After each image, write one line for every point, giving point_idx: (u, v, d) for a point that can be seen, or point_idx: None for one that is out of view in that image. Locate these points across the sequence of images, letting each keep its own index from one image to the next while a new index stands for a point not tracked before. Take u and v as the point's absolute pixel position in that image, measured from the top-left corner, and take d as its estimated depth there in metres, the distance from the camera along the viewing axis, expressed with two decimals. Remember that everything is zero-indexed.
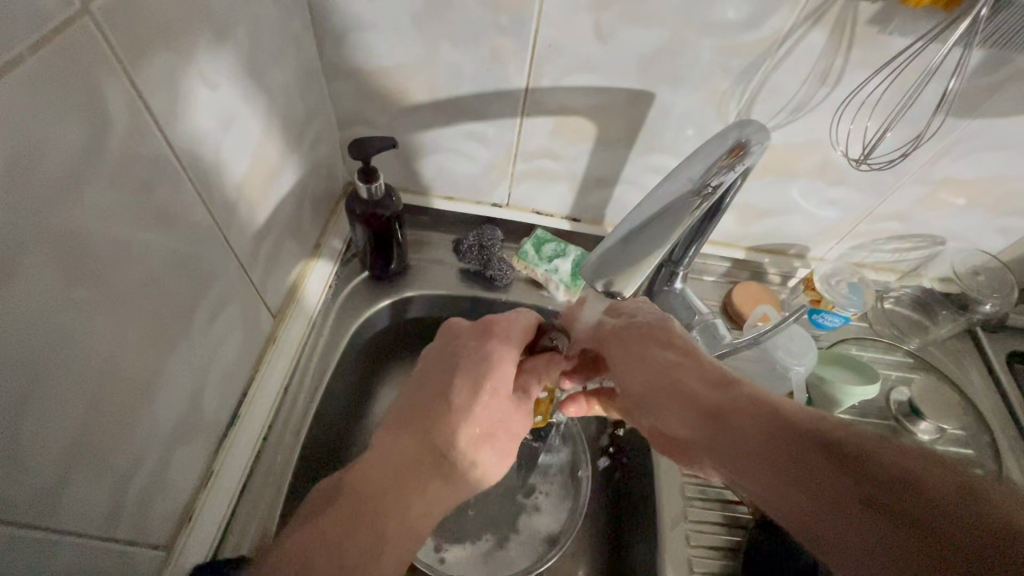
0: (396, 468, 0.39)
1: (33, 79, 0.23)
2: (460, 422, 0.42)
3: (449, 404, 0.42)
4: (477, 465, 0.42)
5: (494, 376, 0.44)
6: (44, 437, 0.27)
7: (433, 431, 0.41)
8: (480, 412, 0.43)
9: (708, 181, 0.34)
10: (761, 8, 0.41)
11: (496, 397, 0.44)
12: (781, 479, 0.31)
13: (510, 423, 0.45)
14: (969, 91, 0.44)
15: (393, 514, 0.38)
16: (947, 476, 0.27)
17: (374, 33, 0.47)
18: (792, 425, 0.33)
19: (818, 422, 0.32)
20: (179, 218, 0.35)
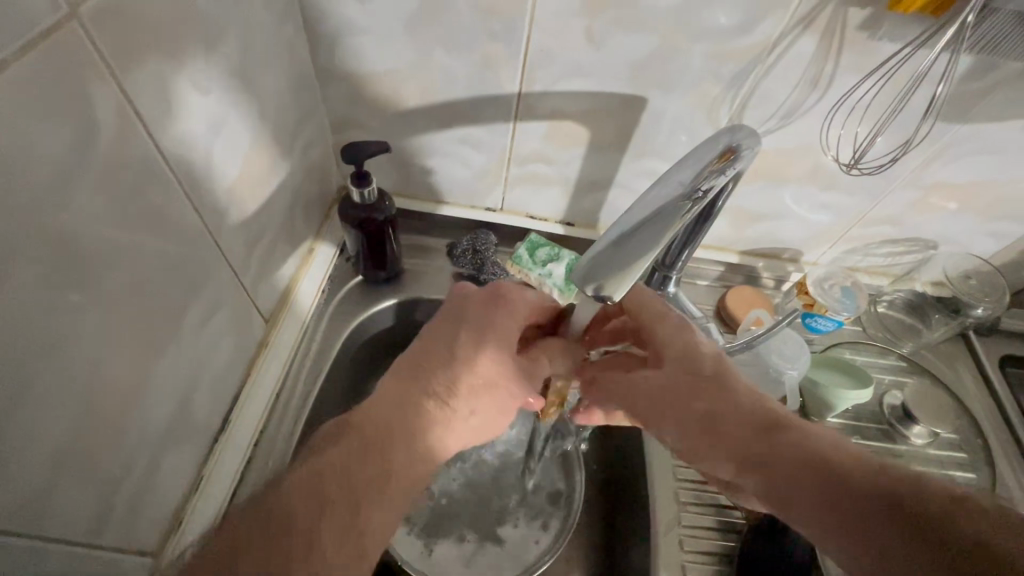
0: (396, 411, 0.39)
1: (20, 85, 0.23)
2: (460, 372, 0.41)
3: (450, 354, 0.42)
4: (477, 416, 0.42)
5: (497, 330, 0.43)
6: (30, 444, 0.27)
7: (434, 377, 0.41)
8: (482, 365, 0.42)
9: (699, 185, 0.34)
10: (752, 14, 0.42)
11: (497, 352, 0.43)
12: (814, 513, 0.32)
13: (513, 379, 0.44)
14: (957, 96, 0.45)
15: (394, 454, 0.38)
16: (959, 506, 0.29)
17: (366, 38, 0.47)
18: (812, 457, 0.34)
19: (833, 453, 0.34)
20: (169, 223, 0.35)
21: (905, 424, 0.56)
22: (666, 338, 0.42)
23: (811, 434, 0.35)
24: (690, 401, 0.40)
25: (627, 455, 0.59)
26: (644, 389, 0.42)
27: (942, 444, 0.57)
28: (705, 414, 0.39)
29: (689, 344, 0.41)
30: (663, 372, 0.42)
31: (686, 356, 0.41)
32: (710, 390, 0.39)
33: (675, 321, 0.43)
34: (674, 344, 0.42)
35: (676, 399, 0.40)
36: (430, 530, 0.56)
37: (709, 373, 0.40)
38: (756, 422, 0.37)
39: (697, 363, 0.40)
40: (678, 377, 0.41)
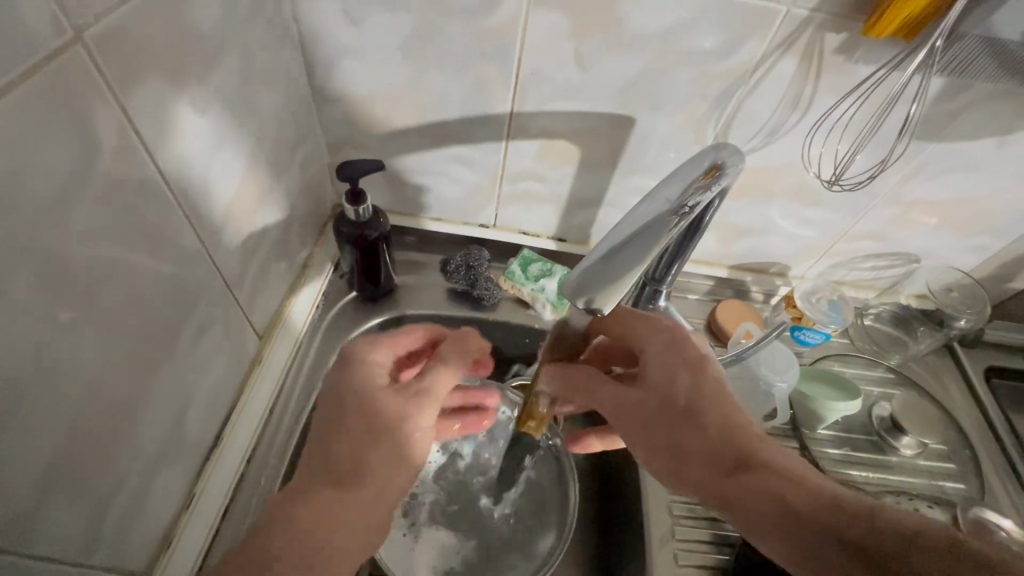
0: (295, 496, 0.35)
1: (24, 105, 0.24)
2: (344, 435, 0.38)
3: (335, 418, 0.38)
4: (369, 469, 0.37)
5: (354, 377, 0.40)
6: (23, 459, 0.27)
7: (332, 448, 0.37)
8: (348, 414, 0.38)
9: (686, 202, 0.35)
10: (734, 39, 0.43)
11: (357, 393, 0.39)
12: (779, 541, 0.34)
13: (388, 416, 0.39)
14: (931, 116, 0.46)
15: (293, 547, 0.34)
16: (926, 549, 0.31)
17: (362, 59, 0.48)
18: (785, 497, 0.34)
19: (806, 494, 0.34)
20: (166, 240, 0.36)
21: (894, 435, 0.57)
22: (651, 363, 0.41)
23: (781, 472, 0.35)
24: (665, 432, 0.39)
25: (620, 469, 0.59)
26: (619, 412, 0.41)
27: (931, 454, 0.57)
28: (681, 441, 0.39)
29: (673, 371, 0.40)
30: (642, 400, 0.41)
31: (668, 386, 0.40)
32: (687, 423, 0.39)
33: (661, 345, 0.41)
34: (657, 371, 0.41)
35: (654, 428, 0.40)
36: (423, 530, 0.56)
37: (689, 405, 0.39)
38: (727, 458, 0.37)
39: (678, 394, 0.39)
40: (658, 407, 0.40)
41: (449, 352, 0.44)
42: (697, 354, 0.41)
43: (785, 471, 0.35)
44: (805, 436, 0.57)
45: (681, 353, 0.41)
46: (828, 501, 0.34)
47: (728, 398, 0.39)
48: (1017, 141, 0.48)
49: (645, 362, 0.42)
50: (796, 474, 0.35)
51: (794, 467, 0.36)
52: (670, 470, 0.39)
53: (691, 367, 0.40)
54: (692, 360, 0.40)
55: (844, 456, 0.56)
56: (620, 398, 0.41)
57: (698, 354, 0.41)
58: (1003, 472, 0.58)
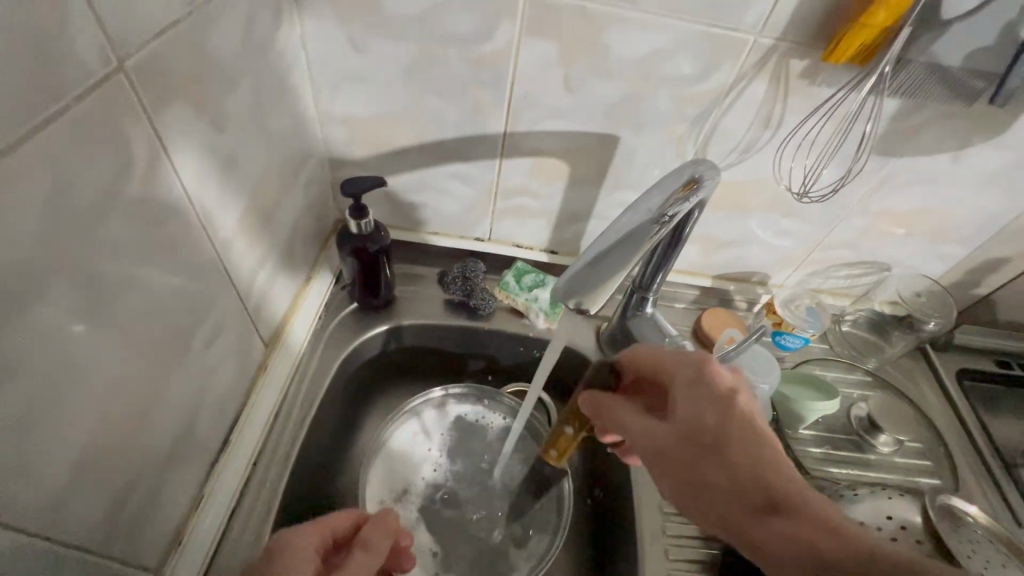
0: None
1: (73, 126, 0.27)
2: None
3: None
4: None
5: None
6: (56, 447, 0.29)
7: None
8: None
9: (666, 211, 0.39)
10: (708, 65, 0.47)
11: None
12: None
13: None
14: (890, 133, 0.51)
15: None
16: None
17: (365, 84, 0.52)
18: (817, 544, 0.32)
19: (840, 543, 0.32)
20: (185, 249, 0.38)
21: (872, 434, 0.60)
22: (678, 397, 0.40)
23: (810, 517, 0.33)
24: (688, 466, 0.38)
25: (612, 471, 0.61)
26: (642, 444, 0.41)
27: (908, 452, 0.60)
28: (707, 480, 0.37)
29: (701, 405, 0.39)
30: (667, 432, 0.40)
31: (694, 419, 0.39)
32: (710, 460, 0.37)
33: (689, 378, 0.41)
34: (684, 404, 0.40)
35: (676, 465, 0.38)
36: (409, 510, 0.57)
37: (715, 439, 0.38)
38: (755, 498, 0.35)
39: (705, 429, 0.38)
40: (682, 442, 0.39)
41: (374, 539, 0.42)
42: (726, 390, 0.40)
43: (816, 518, 0.33)
44: (788, 435, 0.59)
45: (710, 387, 0.40)
46: (865, 553, 0.31)
47: (757, 438, 0.38)
48: (970, 156, 0.53)
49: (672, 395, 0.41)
50: (831, 522, 0.33)
51: (826, 512, 0.34)
52: (693, 506, 0.38)
53: (719, 403, 0.39)
54: (722, 395, 0.39)
55: (825, 454, 0.59)
56: (645, 430, 0.41)
57: (727, 389, 0.40)
58: (975, 468, 0.61)
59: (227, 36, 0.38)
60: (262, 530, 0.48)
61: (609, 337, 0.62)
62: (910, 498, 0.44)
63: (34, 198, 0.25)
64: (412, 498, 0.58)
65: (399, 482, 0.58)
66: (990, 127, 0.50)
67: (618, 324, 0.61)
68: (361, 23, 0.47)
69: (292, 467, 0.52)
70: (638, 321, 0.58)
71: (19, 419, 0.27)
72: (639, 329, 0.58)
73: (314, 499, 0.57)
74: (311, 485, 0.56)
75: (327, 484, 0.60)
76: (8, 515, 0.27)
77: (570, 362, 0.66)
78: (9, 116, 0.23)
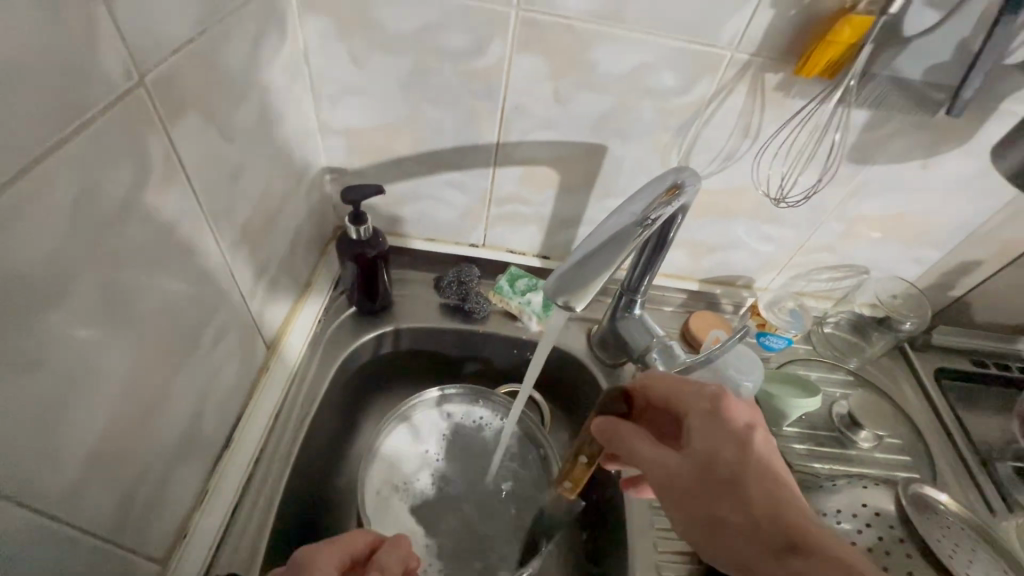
0: None
1: (98, 134, 0.29)
2: None
3: None
4: None
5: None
6: (76, 435, 0.31)
7: None
8: None
9: (649, 215, 0.41)
10: (689, 78, 0.50)
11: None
12: None
13: None
14: (861, 141, 0.54)
15: None
16: None
17: (365, 97, 0.55)
18: None
19: None
20: (195, 251, 0.40)
21: (853, 431, 0.62)
22: (694, 428, 0.40)
23: (830, 560, 0.32)
24: (703, 499, 0.38)
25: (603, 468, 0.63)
26: (657, 475, 0.40)
27: (888, 448, 0.62)
28: (722, 515, 0.37)
29: (718, 438, 0.39)
30: (683, 464, 0.39)
31: (711, 452, 0.39)
32: (725, 494, 0.37)
33: (706, 411, 0.41)
34: (700, 436, 0.40)
35: (692, 497, 0.38)
36: (405, 504, 0.59)
37: (731, 473, 0.37)
38: (774, 536, 0.35)
39: (721, 462, 0.38)
40: (697, 475, 0.38)
41: (388, 561, 0.42)
42: (742, 425, 0.40)
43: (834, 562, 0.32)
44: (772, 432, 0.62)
45: (726, 421, 0.40)
46: None
47: (774, 477, 0.37)
48: (938, 164, 0.56)
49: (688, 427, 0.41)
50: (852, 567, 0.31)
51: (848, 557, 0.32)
52: (705, 541, 0.38)
53: (735, 438, 0.39)
54: (739, 429, 0.39)
55: (809, 450, 0.61)
56: (659, 460, 0.40)
57: (743, 424, 0.40)
58: (953, 463, 0.63)
59: (236, 52, 0.41)
60: (263, 526, 0.49)
61: (600, 338, 0.65)
62: (883, 487, 0.46)
63: (62, 199, 0.27)
64: (412, 494, 0.59)
65: (398, 480, 0.60)
66: (955, 137, 0.53)
67: (607, 326, 0.63)
68: (361, 39, 0.50)
69: (293, 466, 0.54)
70: (627, 323, 0.61)
71: (44, 407, 0.29)
72: (627, 330, 0.61)
73: (312, 499, 0.58)
74: (310, 485, 0.58)
75: (325, 484, 0.61)
76: (30, 499, 0.29)
77: (562, 364, 0.68)
78: (44, 124, 0.26)
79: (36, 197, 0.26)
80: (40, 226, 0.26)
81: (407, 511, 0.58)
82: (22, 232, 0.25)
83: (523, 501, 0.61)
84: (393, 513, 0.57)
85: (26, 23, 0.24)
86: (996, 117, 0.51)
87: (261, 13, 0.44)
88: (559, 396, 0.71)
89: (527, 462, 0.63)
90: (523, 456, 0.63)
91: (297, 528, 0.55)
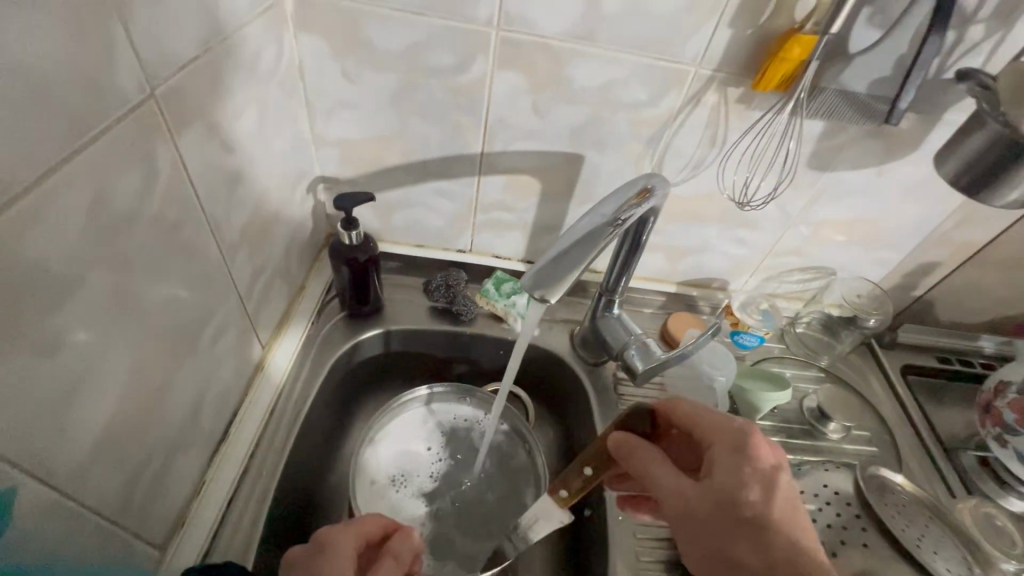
0: None
1: (114, 141, 0.32)
2: None
3: None
4: None
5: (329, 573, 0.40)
6: (87, 417, 0.34)
7: None
8: None
9: (619, 216, 0.45)
10: (657, 92, 0.54)
11: None
12: None
13: None
14: (820, 150, 0.58)
15: None
16: None
17: (356, 111, 0.58)
18: None
19: None
20: (198, 251, 0.43)
21: (822, 423, 0.65)
22: (719, 464, 0.39)
23: None
24: (720, 538, 0.37)
25: None
26: (674, 505, 0.39)
27: (856, 439, 0.66)
28: (738, 557, 0.37)
29: (743, 477, 0.38)
30: (704, 497, 0.38)
31: (734, 491, 0.38)
32: (744, 539, 0.37)
33: (733, 447, 0.39)
34: (727, 473, 0.38)
35: (709, 533, 0.38)
36: (394, 495, 0.61)
37: (754, 519, 0.37)
38: None
39: (745, 504, 0.37)
40: (718, 514, 0.38)
41: (399, 549, 0.44)
42: (770, 466, 0.39)
43: None
44: None
45: (753, 459, 0.39)
46: None
47: (796, 525, 0.37)
48: (892, 170, 0.60)
49: (712, 459, 0.40)
50: None
51: None
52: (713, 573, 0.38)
53: (762, 480, 0.38)
54: (765, 469, 0.38)
55: (782, 443, 0.64)
56: (676, 489, 0.39)
57: (772, 466, 0.39)
58: (919, 453, 0.66)
59: (238, 68, 0.44)
60: (257, 517, 0.51)
61: (582, 338, 0.68)
62: (844, 471, 0.50)
63: (82, 199, 0.30)
64: (404, 485, 0.62)
65: (389, 472, 0.62)
66: (904, 145, 0.57)
67: (588, 326, 0.67)
68: (353, 57, 0.54)
69: (286, 460, 0.56)
70: (606, 322, 0.64)
71: (59, 389, 0.31)
72: (606, 329, 0.64)
73: (305, 494, 0.60)
74: (303, 481, 0.60)
75: (318, 480, 0.63)
76: (45, 473, 0.31)
77: (547, 363, 0.71)
78: (68, 132, 0.29)
79: (59, 194, 0.29)
80: (60, 222, 0.29)
81: (399, 502, 0.60)
82: (45, 227, 0.28)
83: (510, 492, 0.64)
84: (385, 505, 0.59)
85: (55, 41, 0.27)
86: (940, 126, 0.55)
87: (261, 33, 0.47)
88: (543, 394, 0.73)
89: (513, 457, 0.66)
90: (508, 450, 0.66)
91: (290, 522, 0.56)
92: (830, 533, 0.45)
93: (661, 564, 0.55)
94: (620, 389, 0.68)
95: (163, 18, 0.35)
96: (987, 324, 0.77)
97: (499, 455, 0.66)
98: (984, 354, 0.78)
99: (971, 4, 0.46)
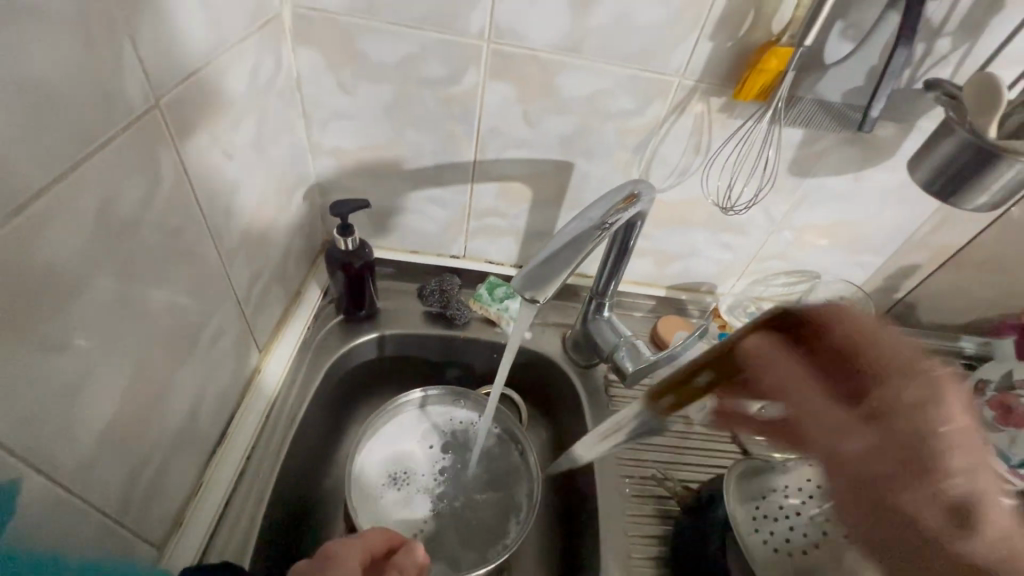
0: None
1: (120, 149, 0.34)
2: None
3: None
4: None
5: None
6: (90, 415, 0.35)
7: None
8: None
9: (607, 220, 0.46)
10: (643, 102, 0.56)
11: None
12: None
13: None
14: (800, 157, 0.60)
15: None
16: None
17: (352, 120, 0.60)
18: None
19: None
20: (198, 255, 0.45)
21: None
22: (895, 398, 0.26)
23: None
24: (883, 487, 0.26)
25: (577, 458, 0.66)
26: (825, 430, 0.28)
27: None
28: (904, 520, 0.26)
29: (929, 424, 0.26)
30: (873, 432, 0.26)
31: (917, 437, 0.26)
32: (908, 495, 0.25)
33: (919, 391, 0.26)
34: (910, 411, 0.26)
35: (845, 471, 0.27)
36: (390, 496, 0.62)
37: (933, 476, 0.25)
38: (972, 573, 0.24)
39: (927, 456, 0.25)
40: (897, 461, 0.26)
41: (405, 562, 0.44)
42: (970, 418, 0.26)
43: None
44: None
45: (945, 407, 0.26)
46: None
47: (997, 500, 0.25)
48: (869, 176, 0.62)
49: (889, 389, 0.27)
50: None
51: None
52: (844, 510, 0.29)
53: (961, 433, 0.25)
54: (961, 419, 0.26)
55: None
56: (830, 412, 0.28)
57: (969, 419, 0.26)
58: None
59: (238, 79, 0.46)
60: (253, 518, 0.52)
61: (574, 340, 0.70)
62: None
63: (89, 204, 0.32)
64: (405, 483, 0.63)
65: (389, 472, 0.63)
66: (880, 152, 0.60)
67: (580, 329, 0.68)
68: (349, 68, 0.56)
69: (283, 462, 0.56)
70: (597, 325, 0.66)
71: (65, 387, 0.32)
72: (597, 332, 0.65)
73: (301, 497, 0.61)
74: (299, 483, 0.60)
75: (313, 483, 0.64)
76: (49, 468, 0.32)
77: (539, 366, 0.73)
78: (77, 141, 0.30)
79: (68, 199, 0.30)
80: (68, 226, 0.30)
81: (398, 499, 0.62)
82: (54, 231, 0.30)
83: (504, 492, 0.65)
84: (381, 506, 0.60)
85: (67, 53, 0.29)
86: (913, 133, 0.58)
87: (261, 45, 0.49)
88: (536, 397, 0.75)
89: (506, 459, 0.67)
90: (501, 452, 0.67)
91: (286, 523, 0.57)
92: (813, 527, 0.46)
93: (653, 562, 0.56)
94: (611, 391, 0.69)
95: (167, 31, 0.36)
96: (967, 326, 0.79)
97: (492, 456, 0.67)
98: (966, 355, 0.78)
99: (937, 19, 0.48)
